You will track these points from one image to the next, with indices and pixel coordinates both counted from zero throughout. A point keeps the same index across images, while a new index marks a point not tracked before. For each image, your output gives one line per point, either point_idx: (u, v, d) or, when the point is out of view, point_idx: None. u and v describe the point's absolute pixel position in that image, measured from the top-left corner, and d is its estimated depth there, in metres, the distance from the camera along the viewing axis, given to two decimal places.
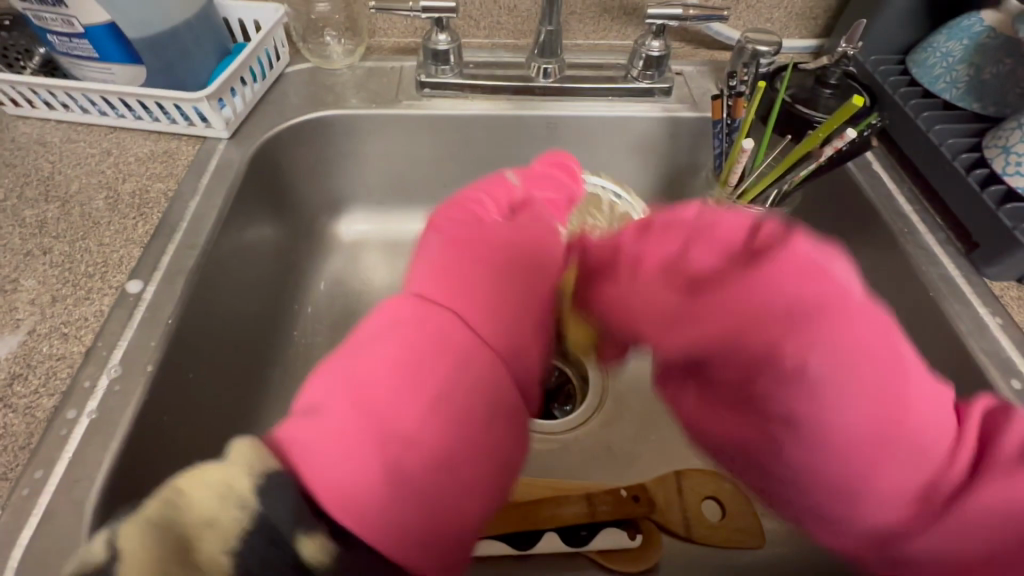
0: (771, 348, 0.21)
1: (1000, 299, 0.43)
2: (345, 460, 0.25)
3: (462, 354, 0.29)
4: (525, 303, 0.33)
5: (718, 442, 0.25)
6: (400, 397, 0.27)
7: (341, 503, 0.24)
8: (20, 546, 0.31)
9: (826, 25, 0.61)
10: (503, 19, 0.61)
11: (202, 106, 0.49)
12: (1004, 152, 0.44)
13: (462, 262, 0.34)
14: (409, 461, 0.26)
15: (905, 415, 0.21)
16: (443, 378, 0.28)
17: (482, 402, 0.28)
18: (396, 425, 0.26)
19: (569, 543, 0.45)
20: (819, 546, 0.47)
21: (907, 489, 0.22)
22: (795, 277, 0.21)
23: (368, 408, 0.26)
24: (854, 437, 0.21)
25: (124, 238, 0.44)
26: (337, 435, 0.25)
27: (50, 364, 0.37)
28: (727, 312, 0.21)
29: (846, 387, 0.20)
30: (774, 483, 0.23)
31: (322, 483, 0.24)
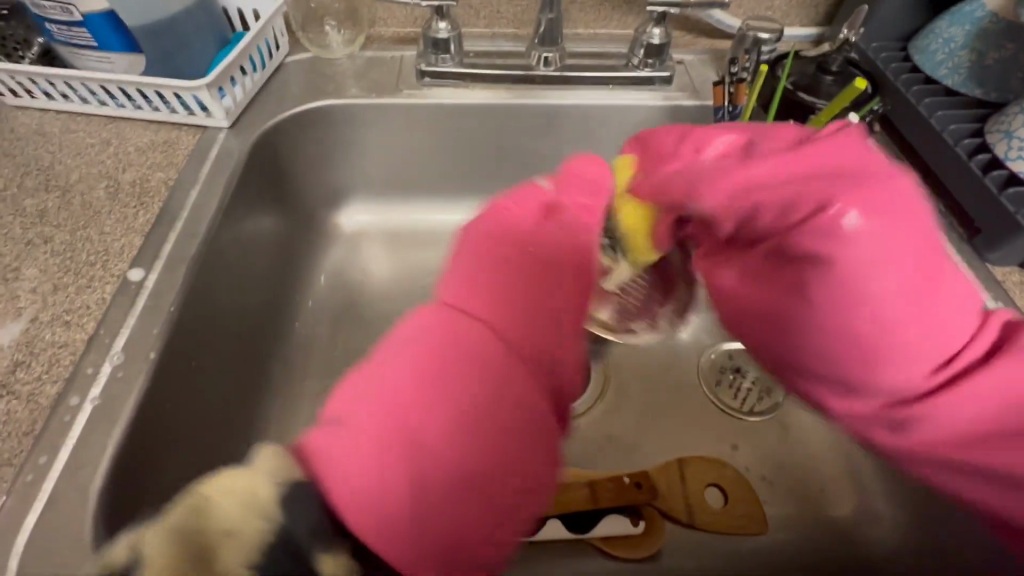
0: (820, 204, 0.25)
1: (1002, 284, 0.43)
2: (363, 466, 0.22)
3: (496, 367, 0.25)
4: (571, 314, 0.29)
5: (754, 310, 0.29)
6: (426, 403, 0.23)
7: (364, 519, 0.22)
8: (25, 531, 0.31)
9: (827, 13, 0.61)
10: (503, 8, 0.61)
11: (202, 95, 0.49)
12: (1006, 137, 0.44)
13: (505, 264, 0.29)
14: (439, 487, 0.23)
15: (931, 293, 0.25)
16: (480, 395, 0.24)
17: (521, 425, 0.24)
18: (421, 450, 0.23)
19: (572, 530, 0.45)
20: (821, 531, 0.48)
21: (932, 354, 0.26)
22: (842, 153, 0.26)
23: (393, 416, 0.23)
24: (881, 297, 0.25)
25: (125, 227, 0.44)
26: (361, 439, 0.23)
27: (52, 351, 0.37)
28: (770, 176, 0.26)
29: (881, 250, 0.24)
30: (801, 343, 0.28)
31: (340, 488, 0.22)
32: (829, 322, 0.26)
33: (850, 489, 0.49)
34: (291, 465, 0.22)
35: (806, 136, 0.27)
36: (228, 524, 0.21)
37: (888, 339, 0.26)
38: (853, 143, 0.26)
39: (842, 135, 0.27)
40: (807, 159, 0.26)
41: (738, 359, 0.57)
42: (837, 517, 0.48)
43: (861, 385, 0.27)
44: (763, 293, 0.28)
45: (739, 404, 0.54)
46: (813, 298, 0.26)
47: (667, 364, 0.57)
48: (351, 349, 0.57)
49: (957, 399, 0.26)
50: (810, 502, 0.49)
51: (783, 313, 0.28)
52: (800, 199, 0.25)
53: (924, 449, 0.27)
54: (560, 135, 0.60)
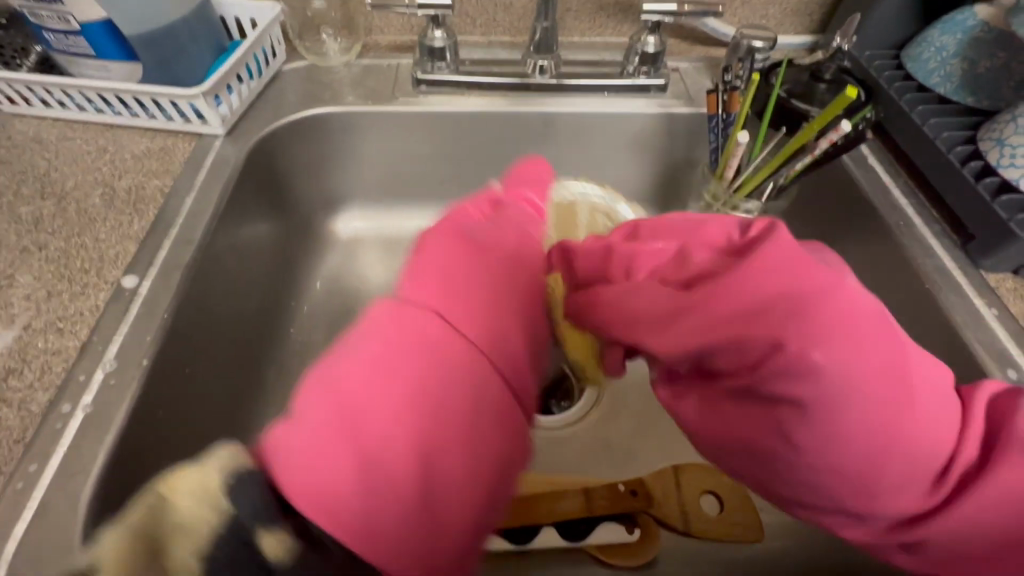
0: (775, 344, 0.23)
1: (996, 290, 0.43)
2: (319, 457, 0.23)
3: (444, 352, 0.27)
4: (522, 304, 0.31)
5: (725, 441, 0.28)
6: (378, 392, 0.25)
7: (316, 504, 0.22)
8: (14, 539, 0.31)
9: (820, 21, 0.62)
10: (499, 16, 0.61)
11: (198, 102, 0.49)
12: (998, 145, 0.44)
13: (461, 259, 0.31)
14: (388, 460, 0.24)
15: (909, 415, 0.24)
16: (429, 376, 0.26)
17: (466, 401, 0.26)
18: (370, 430, 0.24)
19: (567, 538, 0.45)
20: (817, 539, 0.47)
21: (925, 471, 0.24)
22: (778, 267, 0.24)
23: (346, 405, 0.24)
24: (856, 437, 0.23)
25: (120, 234, 0.44)
26: (314, 429, 0.23)
27: (45, 358, 0.37)
28: (722, 314, 0.25)
29: (843, 381, 0.23)
30: (785, 482, 0.26)
31: (295, 483, 0.22)
32: (812, 465, 0.25)
33: None
34: (241, 457, 0.22)
35: (732, 249, 0.27)
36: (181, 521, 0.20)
37: (871, 473, 0.24)
38: (773, 254, 0.25)
39: (772, 240, 0.26)
40: (746, 287, 0.25)
41: None
42: None
43: (858, 516, 0.25)
44: (740, 434, 0.27)
45: None
46: (786, 441, 0.25)
47: None
48: None
49: (962, 518, 0.24)
50: None
51: (763, 451, 0.26)
52: (743, 335, 0.24)
53: (946, 570, 0.25)
54: (556, 142, 0.60)
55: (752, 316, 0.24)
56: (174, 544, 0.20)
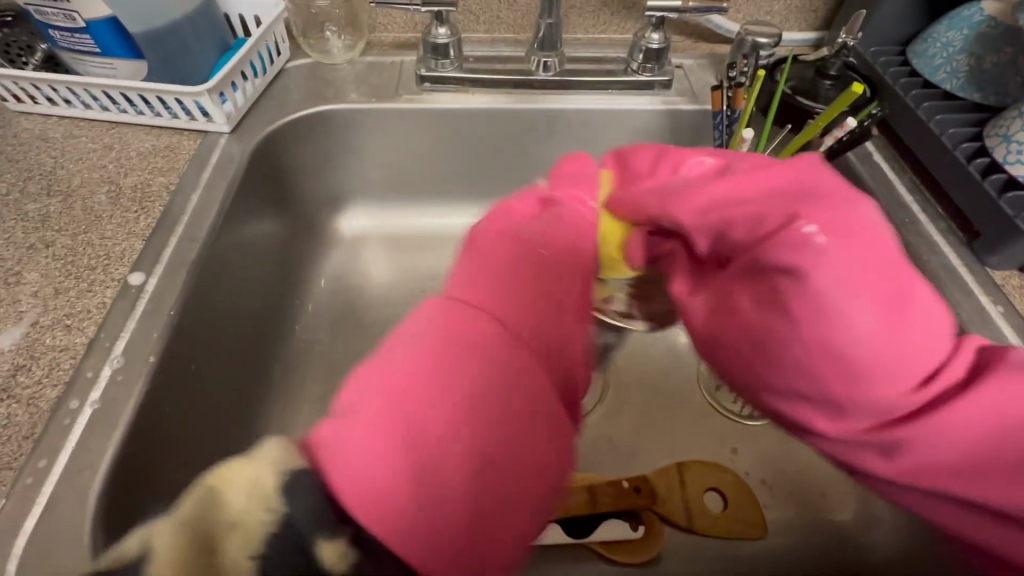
0: (787, 220, 0.24)
1: (1002, 287, 0.43)
2: (370, 455, 0.22)
3: (496, 352, 0.26)
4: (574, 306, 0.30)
5: (727, 347, 0.26)
6: (437, 395, 0.24)
7: (364, 501, 0.21)
8: (24, 534, 0.31)
9: (825, 18, 0.61)
10: (502, 13, 0.61)
11: (203, 100, 0.49)
12: (1004, 141, 0.44)
13: (509, 263, 0.30)
14: (440, 459, 0.23)
15: (906, 313, 0.23)
16: (482, 376, 0.25)
17: (519, 402, 0.25)
18: (424, 428, 0.23)
19: (570, 534, 0.45)
20: (821, 536, 0.48)
21: (916, 369, 0.23)
22: (800, 173, 0.26)
23: (404, 407, 0.23)
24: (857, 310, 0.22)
25: (126, 231, 0.44)
26: (368, 430, 0.22)
27: (53, 355, 0.37)
28: (733, 194, 0.26)
29: (838, 256, 0.22)
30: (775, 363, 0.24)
31: (343, 478, 0.21)
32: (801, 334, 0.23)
33: (850, 494, 0.49)
34: (297, 454, 0.22)
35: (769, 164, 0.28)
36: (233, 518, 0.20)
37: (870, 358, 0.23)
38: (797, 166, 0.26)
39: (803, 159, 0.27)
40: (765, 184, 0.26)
41: None
42: (838, 522, 0.48)
43: (836, 404, 0.23)
44: (740, 318, 0.25)
45: (739, 408, 0.54)
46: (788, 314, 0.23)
47: (666, 369, 0.57)
48: (351, 353, 0.57)
49: (941, 421, 0.23)
50: (810, 507, 0.49)
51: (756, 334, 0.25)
52: (759, 214, 0.25)
53: (914, 479, 0.24)
54: (559, 139, 0.60)
55: (763, 206, 0.25)
56: (226, 546, 0.20)
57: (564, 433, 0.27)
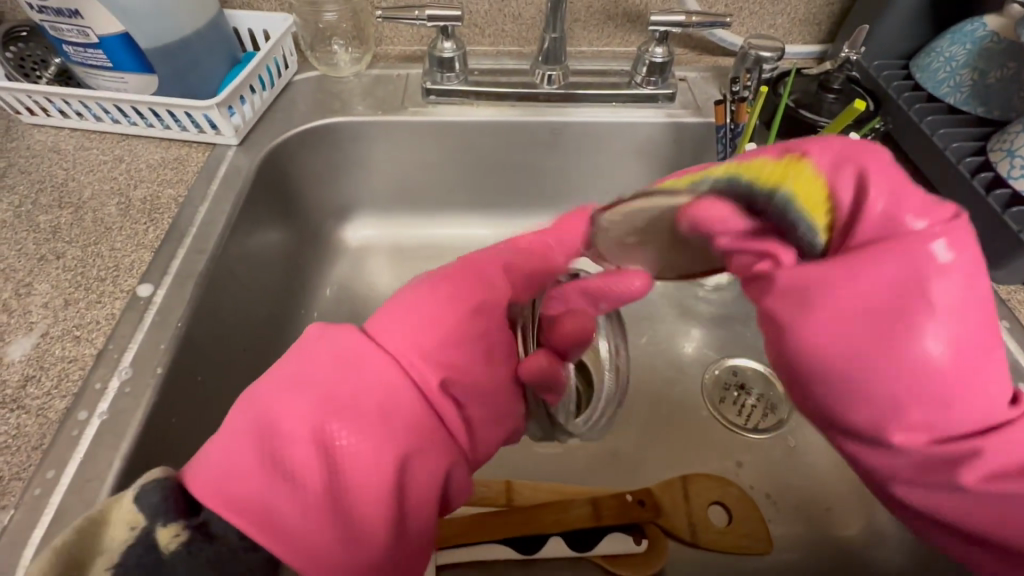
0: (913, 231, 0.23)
1: (1007, 302, 0.43)
2: (231, 456, 0.27)
3: (362, 364, 0.29)
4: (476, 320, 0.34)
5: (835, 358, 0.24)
6: (293, 408, 0.28)
7: (220, 497, 0.26)
8: (31, 545, 0.31)
9: (829, 31, 0.62)
10: (507, 27, 0.62)
11: (212, 114, 0.50)
12: (1008, 156, 0.44)
13: (410, 296, 0.34)
14: (292, 456, 0.27)
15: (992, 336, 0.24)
16: (340, 384, 0.28)
17: (380, 404, 0.28)
18: (281, 434, 0.27)
19: (575, 548, 0.45)
20: (827, 551, 0.47)
21: (977, 411, 0.24)
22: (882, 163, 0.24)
23: (265, 420, 0.28)
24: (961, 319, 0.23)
25: (135, 244, 0.45)
26: (234, 438, 0.27)
27: (62, 366, 0.38)
28: (880, 169, 0.23)
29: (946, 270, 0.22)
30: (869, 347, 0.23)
31: (206, 480, 0.26)
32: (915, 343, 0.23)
33: (856, 508, 0.49)
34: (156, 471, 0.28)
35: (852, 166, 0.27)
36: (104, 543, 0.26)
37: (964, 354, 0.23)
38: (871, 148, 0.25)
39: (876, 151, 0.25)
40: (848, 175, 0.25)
41: (743, 375, 0.58)
42: (843, 536, 0.48)
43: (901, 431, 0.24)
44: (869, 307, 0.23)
45: (744, 421, 0.54)
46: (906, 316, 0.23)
47: (669, 380, 0.57)
48: None
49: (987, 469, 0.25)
50: (814, 521, 0.49)
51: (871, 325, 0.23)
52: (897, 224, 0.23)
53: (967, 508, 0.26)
54: (562, 151, 0.61)
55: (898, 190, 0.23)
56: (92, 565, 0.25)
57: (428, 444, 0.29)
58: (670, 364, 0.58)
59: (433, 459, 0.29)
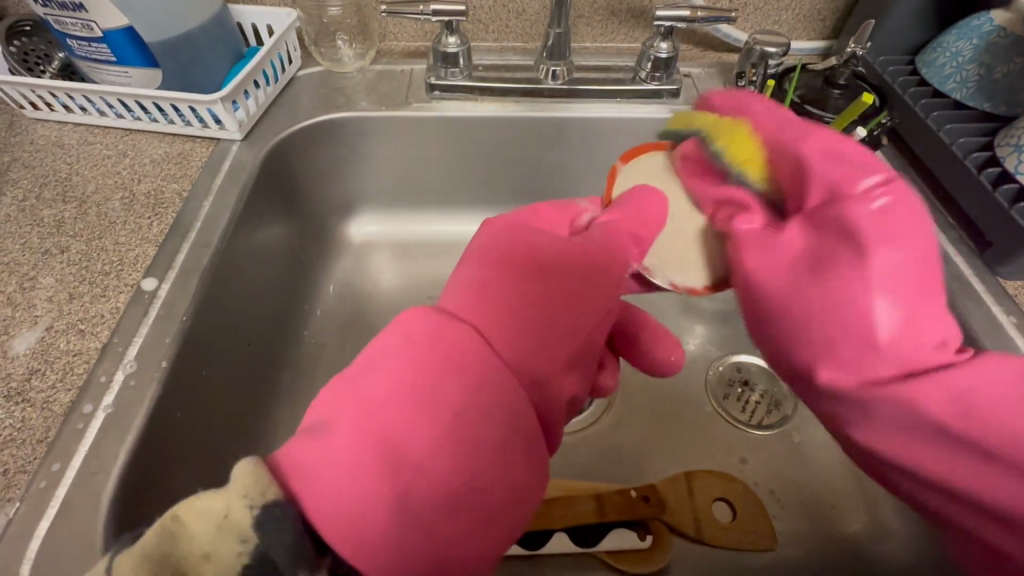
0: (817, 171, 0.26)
1: (1014, 298, 0.43)
2: (345, 484, 0.23)
3: (480, 379, 0.24)
4: (585, 306, 0.28)
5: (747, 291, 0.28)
6: (405, 421, 0.23)
7: (344, 533, 0.23)
8: (36, 538, 0.31)
9: (834, 27, 0.61)
10: (512, 23, 0.61)
11: (216, 108, 0.50)
12: (1017, 153, 0.43)
13: (511, 282, 0.27)
14: (417, 489, 0.23)
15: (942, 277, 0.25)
16: (452, 400, 0.24)
17: (496, 418, 0.24)
18: (398, 456, 0.23)
19: (580, 544, 0.45)
20: (833, 548, 0.47)
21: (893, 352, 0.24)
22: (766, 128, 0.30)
23: (375, 435, 0.23)
24: (912, 258, 0.24)
25: (140, 238, 0.45)
26: (340, 460, 0.23)
27: (67, 359, 0.38)
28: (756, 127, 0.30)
29: (902, 218, 0.24)
30: (819, 306, 0.25)
31: (319, 510, 0.23)
32: (843, 296, 0.24)
33: (862, 505, 0.49)
34: (266, 482, 0.23)
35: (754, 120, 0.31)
36: (206, 548, 0.23)
37: (913, 295, 0.24)
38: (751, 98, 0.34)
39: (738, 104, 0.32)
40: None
41: (747, 371, 0.57)
42: (849, 532, 0.48)
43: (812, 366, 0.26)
44: (795, 248, 0.26)
45: (748, 417, 0.54)
46: (868, 273, 0.24)
47: (675, 376, 0.57)
48: None
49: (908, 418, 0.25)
50: (820, 518, 0.48)
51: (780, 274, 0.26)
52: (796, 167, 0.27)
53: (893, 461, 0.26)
54: (566, 146, 0.61)
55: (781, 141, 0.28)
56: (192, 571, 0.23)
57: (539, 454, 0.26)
58: None
59: (545, 480, 0.26)
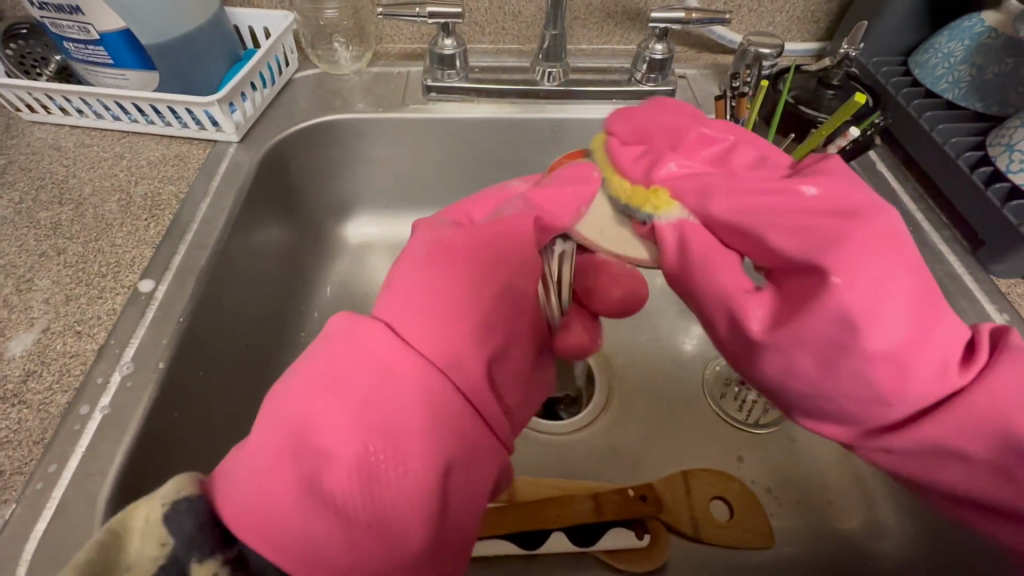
0: (778, 208, 0.26)
1: (1007, 295, 0.43)
2: (261, 472, 0.24)
3: (389, 368, 0.24)
4: (500, 295, 0.28)
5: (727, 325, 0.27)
6: (314, 409, 0.24)
7: (257, 521, 0.23)
8: (32, 540, 0.31)
9: (828, 28, 0.62)
10: (508, 25, 0.62)
11: (213, 110, 0.50)
12: (1007, 150, 0.44)
13: (419, 278, 0.28)
14: (321, 476, 0.23)
15: (938, 297, 0.24)
16: (358, 388, 0.24)
17: (406, 403, 0.24)
18: (305, 445, 0.23)
19: (577, 542, 0.45)
20: (828, 545, 0.47)
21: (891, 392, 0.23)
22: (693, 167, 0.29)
23: (287, 425, 0.24)
24: (896, 305, 0.23)
25: (136, 239, 0.45)
26: (257, 451, 0.24)
27: (64, 361, 0.38)
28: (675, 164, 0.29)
29: (876, 268, 0.23)
30: (783, 370, 0.25)
31: (238, 499, 0.24)
32: (830, 339, 0.23)
33: (858, 503, 0.49)
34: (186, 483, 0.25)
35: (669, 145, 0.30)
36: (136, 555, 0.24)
37: (901, 347, 0.23)
38: (698, 112, 0.32)
39: (632, 122, 0.32)
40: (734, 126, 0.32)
41: None
42: (846, 530, 0.48)
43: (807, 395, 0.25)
44: (770, 303, 0.25)
45: (745, 416, 0.54)
46: (825, 341, 0.23)
47: (671, 376, 0.57)
48: None
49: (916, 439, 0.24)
50: (816, 516, 0.49)
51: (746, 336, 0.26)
52: (754, 206, 0.26)
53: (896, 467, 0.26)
54: (562, 148, 0.61)
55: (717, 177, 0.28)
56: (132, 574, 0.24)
57: (466, 442, 0.25)
58: (671, 360, 0.58)
59: (479, 465, 0.25)
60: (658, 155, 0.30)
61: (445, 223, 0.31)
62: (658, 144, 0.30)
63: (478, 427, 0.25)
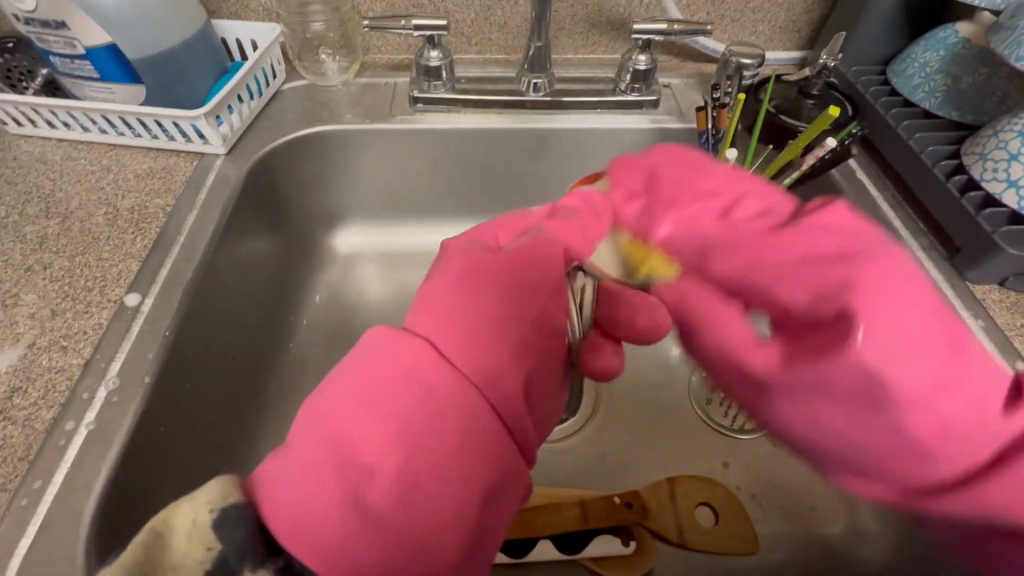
0: (797, 267, 0.24)
1: (982, 301, 0.44)
2: (301, 483, 0.24)
3: (435, 382, 0.26)
4: (530, 315, 0.30)
5: (738, 379, 0.26)
6: (361, 422, 0.25)
7: (293, 528, 0.23)
8: (16, 556, 0.31)
9: (809, 38, 0.63)
10: (493, 36, 0.62)
11: (200, 123, 0.50)
12: (982, 158, 0.45)
13: (456, 293, 0.30)
14: (368, 487, 0.23)
15: (963, 342, 0.22)
16: (406, 401, 0.25)
17: (452, 415, 0.25)
18: (354, 455, 0.24)
19: (563, 550, 0.45)
20: (811, 550, 0.48)
21: (916, 447, 0.23)
22: (686, 217, 0.28)
23: (332, 436, 0.25)
24: (923, 354, 0.21)
25: (122, 253, 0.45)
26: (298, 461, 0.24)
27: (49, 376, 0.38)
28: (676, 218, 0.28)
29: (899, 320, 0.21)
30: (801, 420, 0.24)
31: (275, 509, 0.24)
32: (856, 396, 0.22)
33: (842, 508, 0.49)
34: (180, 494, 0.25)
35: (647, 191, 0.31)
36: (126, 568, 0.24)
37: (935, 400, 0.22)
38: (703, 154, 0.31)
39: (625, 166, 0.33)
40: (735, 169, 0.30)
41: None
42: (827, 535, 0.48)
43: (842, 452, 0.24)
44: (777, 353, 0.24)
45: (730, 422, 0.54)
46: (851, 389, 0.22)
47: (659, 383, 0.58)
48: None
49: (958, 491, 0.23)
50: (800, 520, 0.49)
51: (758, 383, 0.24)
52: (749, 258, 0.25)
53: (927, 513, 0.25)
54: (548, 157, 0.61)
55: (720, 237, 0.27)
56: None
57: (502, 453, 0.26)
58: (659, 365, 0.59)
59: (513, 478, 0.27)
60: (655, 210, 0.29)
61: (472, 244, 0.34)
62: (655, 187, 0.31)
63: (511, 440, 0.27)
